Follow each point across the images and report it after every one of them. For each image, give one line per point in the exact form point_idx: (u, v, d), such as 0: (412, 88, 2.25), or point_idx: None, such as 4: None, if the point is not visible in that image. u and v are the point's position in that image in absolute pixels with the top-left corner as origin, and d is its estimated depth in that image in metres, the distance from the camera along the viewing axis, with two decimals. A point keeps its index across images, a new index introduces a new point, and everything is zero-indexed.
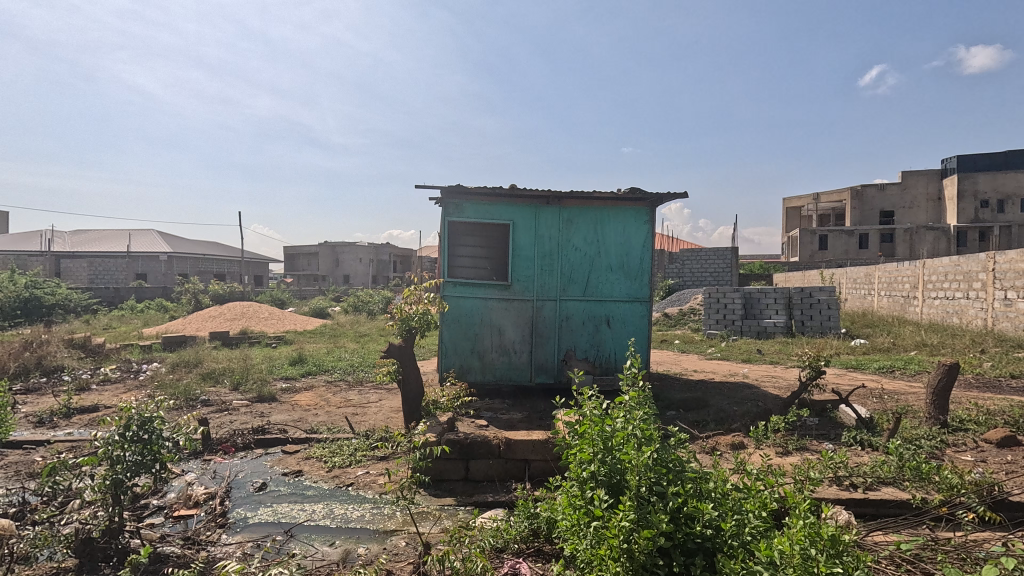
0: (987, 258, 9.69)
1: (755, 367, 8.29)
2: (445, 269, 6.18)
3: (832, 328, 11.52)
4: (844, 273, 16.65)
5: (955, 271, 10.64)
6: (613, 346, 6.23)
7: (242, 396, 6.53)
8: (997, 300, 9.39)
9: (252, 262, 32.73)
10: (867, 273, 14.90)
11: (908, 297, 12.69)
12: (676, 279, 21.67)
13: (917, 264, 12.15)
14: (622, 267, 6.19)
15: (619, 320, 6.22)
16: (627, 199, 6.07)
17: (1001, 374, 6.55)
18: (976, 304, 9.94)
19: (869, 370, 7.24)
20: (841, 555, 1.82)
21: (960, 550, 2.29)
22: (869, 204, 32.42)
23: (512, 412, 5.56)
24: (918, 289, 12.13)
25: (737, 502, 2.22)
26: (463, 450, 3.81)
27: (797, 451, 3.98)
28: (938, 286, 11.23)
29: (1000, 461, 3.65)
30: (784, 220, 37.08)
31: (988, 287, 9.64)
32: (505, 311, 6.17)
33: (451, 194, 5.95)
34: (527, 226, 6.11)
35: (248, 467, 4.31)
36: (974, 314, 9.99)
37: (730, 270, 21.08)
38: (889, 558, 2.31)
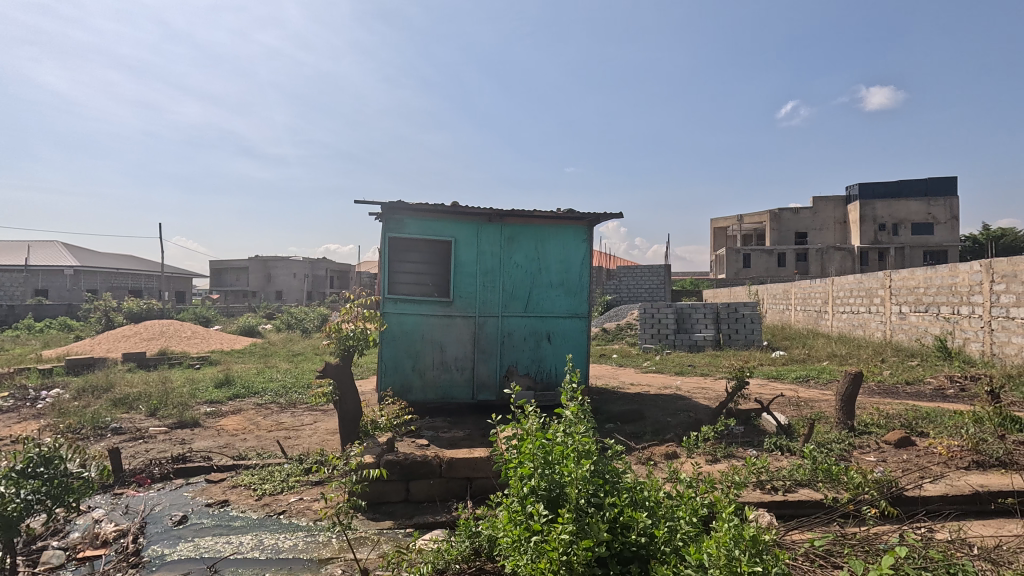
0: (884, 276, 10.77)
1: (688, 380, 8.69)
2: (386, 285, 6.07)
3: (756, 340, 12.31)
4: (766, 288, 17.91)
5: (859, 289, 11.74)
6: (554, 361, 6.34)
7: (160, 422, 6.04)
8: (893, 314, 10.42)
9: (173, 277, 30.53)
10: (785, 289, 16.13)
11: (819, 312, 13.84)
12: (614, 294, 22.41)
13: (827, 281, 13.29)
14: (562, 284, 6.35)
15: (560, 335, 6.35)
16: (566, 218, 6.26)
17: (898, 381, 7.28)
18: (877, 317, 11.00)
19: (788, 379, 7.80)
20: (760, 554, 1.95)
21: (864, 544, 2.52)
22: (785, 225, 35.29)
23: (454, 430, 5.51)
24: (828, 305, 13.26)
25: (670, 509, 2.32)
26: (403, 471, 3.73)
27: (724, 458, 4.21)
28: (845, 301, 12.34)
29: (898, 460, 4.06)
30: (711, 239, 39.66)
31: (885, 303, 10.70)
32: (447, 327, 6.13)
33: (392, 210, 5.88)
34: (469, 243, 6.14)
35: (166, 500, 3.99)
36: (875, 327, 11.04)
37: (663, 286, 22.18)
38: (805, 554, 2.49)
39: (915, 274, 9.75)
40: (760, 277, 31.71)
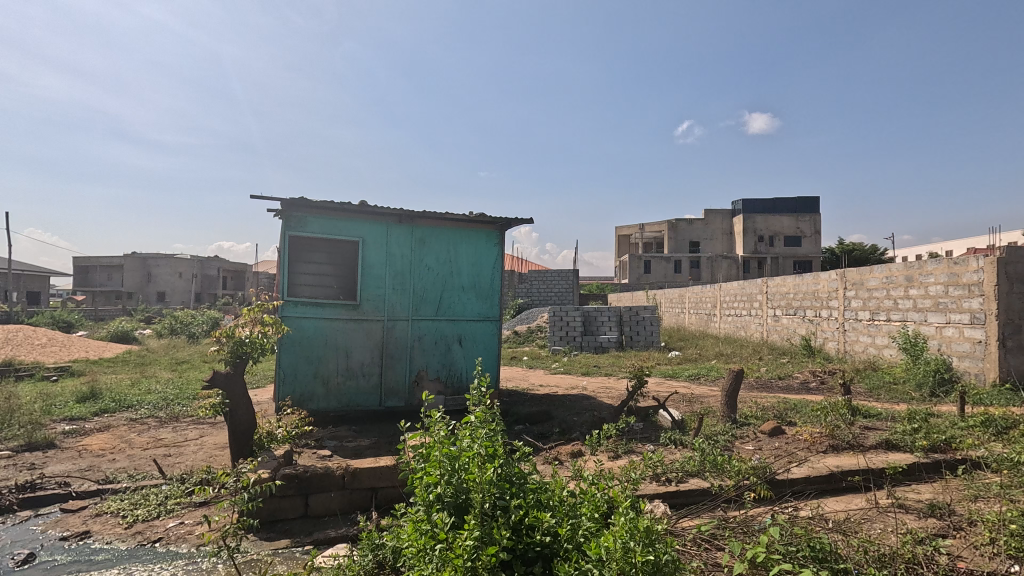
0: (762, 283, 12.03)
1: (593, 380, 9.09)
2: (285, 287, 5.69)
3: (654, 342, 13.18)
4: (663, 293, 19.27)
5: (742, 294, 13.02)
6: (464, 365, 6.32)
7: (2, 445, 5.15)
8: (769, 317, 11.68)
9: (24, 275, 26.30)
10: (680, 294, 17.47)
11: (709, 315, 15.15)
12: (526, 298, 22.86)
13: (715, 287, 14.58)
14: (473, 287, 6.35)
15: (471, 339, 6.34)
16: (478, 222, 6.28)
17: (772, 376, 8.16)
18: (756, 320, 12.26)
19: (682, 377, 8.43)
20: (652, 543, 2.07)
21: (742, 526, 2.78)
22: (680, 235, 38.27)
23: (360, 438, 5.29)
24: (716, 308, 14.56)
25: (573, 507, 2.39)
26: (302, 485, 3.51)
27: (625, 454, 4.45)
28: (730, 305, 13.62)
29: (771, 447, 4.54)
30: (616, 246, 41.94)
31: (763, 307, 11.96)
32: (353, 332, 5.88)
33: (293, 207, 5.53)
34: (377, 244, 5.94)
35: (7, 537, 3.40)
36: (754, 328, 12.30)
37: (572, 290, 23.04)
38: (692, 540, 2.69)
39: (787, 281, 10.98)
40: (659, 282, 34.08)
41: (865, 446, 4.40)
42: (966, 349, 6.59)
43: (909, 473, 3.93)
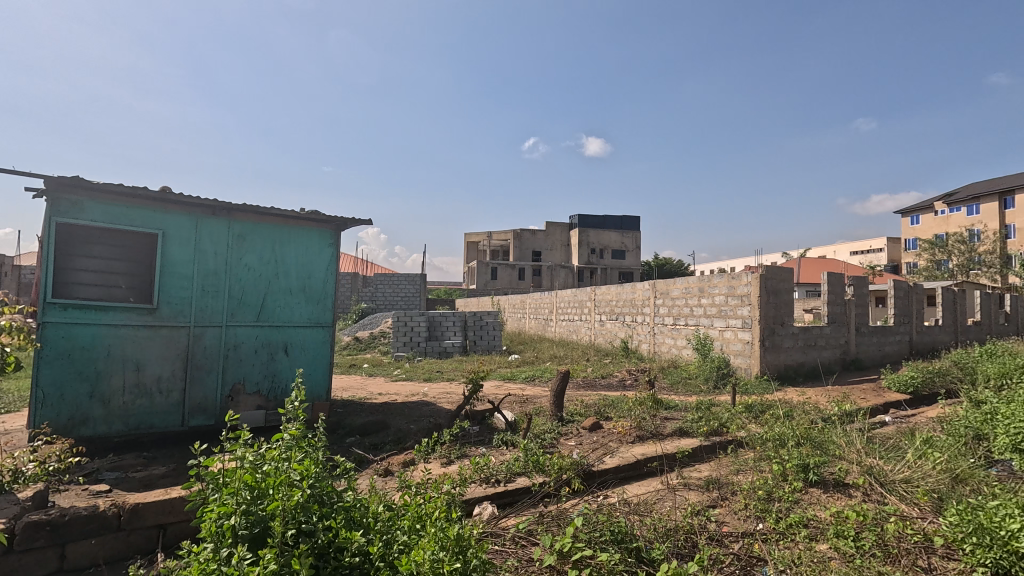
0: (591, 291, 13.26)
1: (434, 385, 9.04)
2: (49, 286, 4.60)
3: (496, 346, 13.66)
4: (507, 299, 20.14)
5: (574, 301, 14.21)
6: (291, 375, 5.77)
7: None
8: (596, 321, 12.92)
9: None
10: (522, 300, 18.46)
11: (546, 319, 16.23)
12: (370, 302, 21.92)
13: (552, 294, 15.69)
14: (303, 290, 5.84)
15: (299, 347, 5.82)
16: (310, 220, 5.82)
17: (596, 376, 9.01)
18: (585, 324, 13.47)
19: (519, 380, 8.84)
20: (464, 551, 2.09)
21: (556, 519, 2.98)
22: (524, 244, 40.52)
23: (151, 467, 4.48)
24: (553, 314, 15.67)
25: (389, 522, 2.31)
26: (55, 533, 2.83)
27: (458, 459, 4.49)
28: (564, 311, 14.77)
29: (589, 442, 4.97)
30: (464, 252, 42.73)
31: (591, 312, 13.19)
32: (148, 340, 4.98)
33: (63, 188, 4.50)
34: (183, 238, 5.13)
35: None
36: (584, 332, 13.51)
37: (418, 295, 22.80)
38: (511, 538, 2.80)
39: (610, 289, 12.24)
40: (504, 288, 35.65)
41: (663, 434, 5.08)
42: (738, 348, 8.07)
43: (693, 455, 4.64)
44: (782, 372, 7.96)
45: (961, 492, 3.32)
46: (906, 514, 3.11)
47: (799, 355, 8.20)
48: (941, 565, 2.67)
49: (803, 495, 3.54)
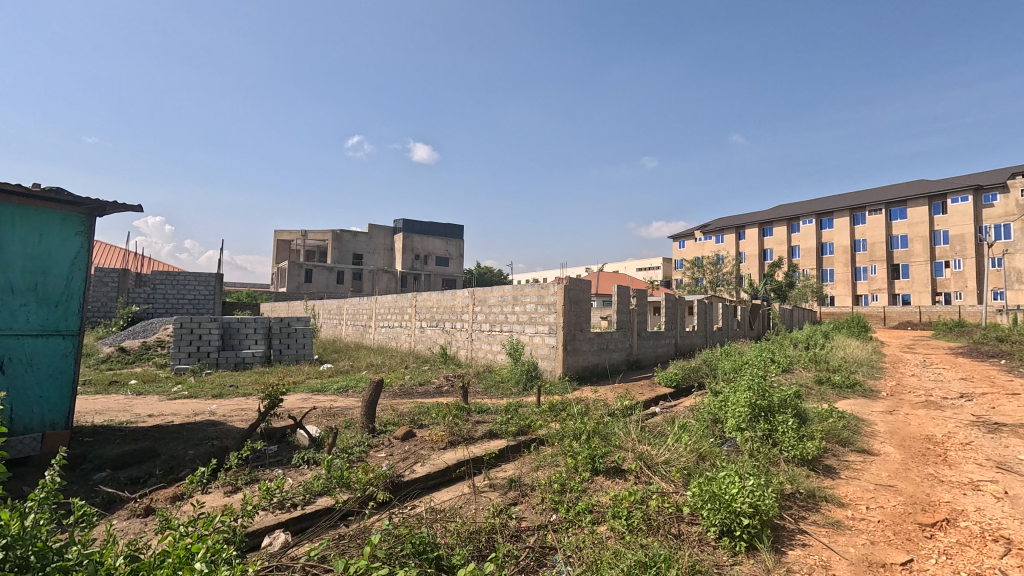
0: (411, 297, 13.10)
1: (225, 402, 7.85)
2: None
3: (306, 355, 12.52)
4: (321, 304, 18.77)
5: (394, 307, 13.87)
6: (7, 401, 4.38)
7: None
8: (416, 328, 12.78)
9: None
10: (338, 305, 17.43)
11: (364, 326, 15.54)
12: (144, 305, 18.19)
13: (371, 300, 15.09)
14: (31, 288, 4.52)
15: (23, 362, 4.47)
16: (46, 199, 4.56)
17: (413, 383, 8.86)
18: (405, 331, 13.25)
19: (329, 391, 8.19)
20: None
21: (356, 538, 2.81)
22: (344, 246, 38.41)
23: None
24: (371, 320, 15.07)
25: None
26: None
27: (246, 485, 3.93)
28: (384, 317, 14.32)
29: (401, 451, 4.80)
30: (274, 251, 38.72)
31: (411, 319, 13.02)
32: None
33: None
34: None
35: None
36: (403, 339, 13.27)
37: (212, 298, 19.80)
38: (302, 568, 2.55)
39: (431, 296, 12.21)
40: (320, 292, 33.70)
41: (474, 438, 5.20)
42: (545, 352, 8.78)
43: (501, 456, 4.84)
44: (580, 373, 8.89)
45: (703, 467, 4.08)
46: (665, 490, 3.70)
47: (594, 356, 9.27)
48: (687, 530, 3.22)
49: (590, 483, 3.95)
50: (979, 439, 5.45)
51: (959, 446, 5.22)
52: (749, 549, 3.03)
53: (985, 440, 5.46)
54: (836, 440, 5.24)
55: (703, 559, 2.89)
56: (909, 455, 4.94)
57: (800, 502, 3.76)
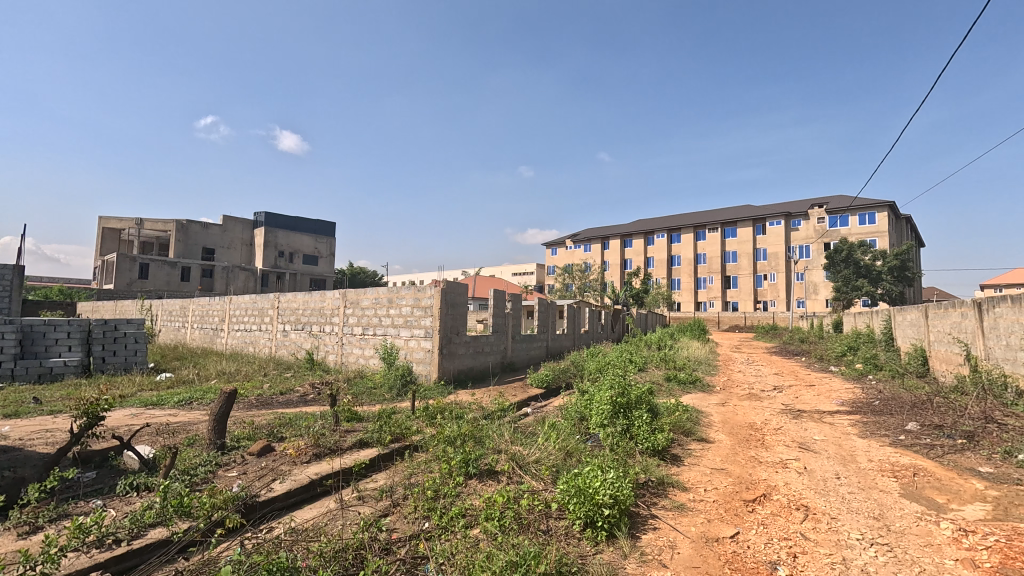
0: (273, 298, 12.00)
1: (23, 423, 6.41)
2: None
3: (138, 363, 10.78)
4: (160, 304, 16.40)
5: (252, 308, 12.60)
6: None
7: None
8: (278, 331, 11.73)
9: None
10: (182, 305, 15.37)
11: (215, 329, 13.89)
12: None
13: (224, 300, 13.52)
14: None
15: None
16: None
17: (274, 393, 8.09)
18: (265, 335, 12.10)
19: (168, 405, 7.12)
20: None
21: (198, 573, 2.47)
22: (192, 238, 34.05)
23: None
24: (224, 323, 13.52)
25: None
26: None
27: (51, 523, 3.23)
28: (239, 319, 12.94)
29: (256, 468, 4.33)
30: (99, 240, 32.93)
31: (272, 321, 11.92)
32: None
33: None
34: None
35: None
36: (263, 343, 12.11)
37: (7, 294, 16.16)
38: None
39: (296, 296, 11.28)
40: (159, 290, 29.66)
41: (342, 448, 4.89)
42: (421, 356, 8.63)
43: (371, 466, 4.63)
44: (456, 377, 8.89)
45: (570, 464, 4.32)
46: (535, 488, 3.83)
47: (469, 360, 9.33)
48: (556, 525, 3.37)
49: (463, 487, 3.95)
50: (785, 424, 6.54)
51: (772, 431, 6.21)
52: (609, 538, 3.27)
53: (791, 424, 6.57)
54: (681, 431, 5.90)
55: (569, 551, 3.04)
56: (737, 441, 5.74)
57: (651, 489, 4.15)
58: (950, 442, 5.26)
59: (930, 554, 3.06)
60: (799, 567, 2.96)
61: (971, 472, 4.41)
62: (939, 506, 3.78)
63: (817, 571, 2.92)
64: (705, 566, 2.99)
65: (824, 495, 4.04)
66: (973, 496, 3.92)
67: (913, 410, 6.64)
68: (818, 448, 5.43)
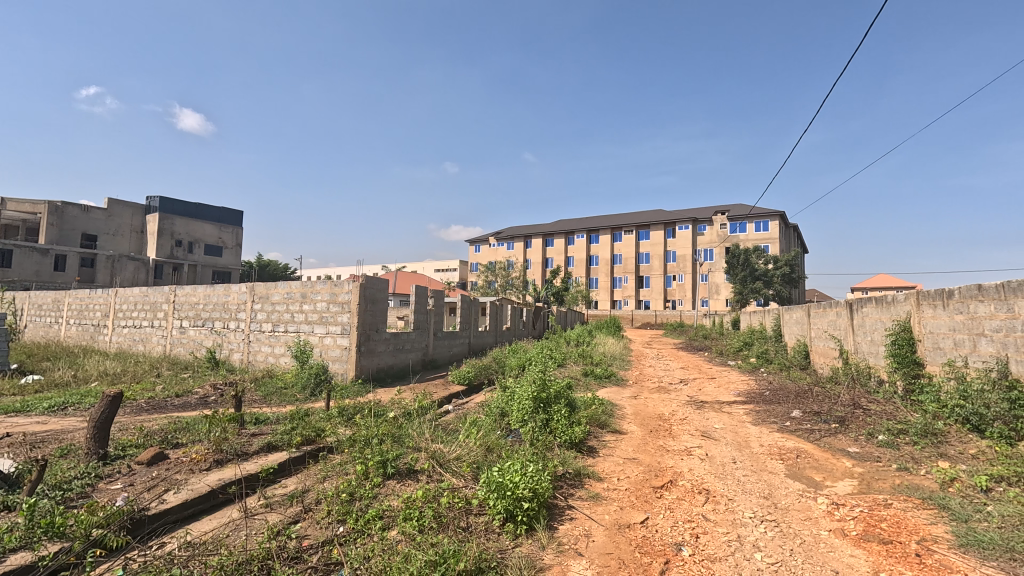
0: (168, 291, 10.92)
1: None
2: None
3: None
4: (27, 297, 14.36)
5: (143, 302, 11.37)
6: None
7: None
8: (174, 328, 10.70)
9: None
10: (55, 299, 13.55)
11: (97, 326, 12.41)
12: None
13: (109, 293, 12.11)
14: None
15: None
16: None
17: (168, 395, 7.37)
18: (158, 332, 10.99)
19: (36, 411, 6.24)
20: None
21: None
22: (69, 223, 30.17)
23: None
24: (108, 318, 12.11)
25: None
26: None
27: None
28: (127, 315, 11.64)
29: (146, 479, 3.90)
30: None
31: (168, 317, 10.85)
32: None
33: None
34: None
35: None
36: (155, 341, 10.99)
37: None
38: None
39: (196, 290, 10.33)
40: (25, 281, 25.98)
41: (247, 454, 4.55)
42: (337, 354, 8.27)
43: (280, 470, 4.35)
44: (375, 375, 8.61)
45: (490, 459, 4.34)
46: (455, 486, 3.80)
47: (389, 358, 9.07)
48: (475, 522, 3.36)
49: (381, 488, 3.83)
50: (690, 414, 7.04)
51: (678, 421, 6.65)
52: (528, 530, 3.32)
53: (694, 414, 7.08)
54: (597, 424, 6.15)
55: (489, 546, 3.06)
56: (647, 431, 6.09)
57: (568, 481, 4.28)
58: (825, 426, 5.94)
59: (809, 527, 3.43)
60: (701, 547, 3.19)
61: (842, 452, 5.00)
62: (817, 483, 4.26)
63: (716, 549, 3.17)
64: (617, 551, 3.14)
65: (723, 479, 4.40)
66: (843, 473, 4.46)
67: (797, 399, 7.41)
68: (718, 435, 5.89)
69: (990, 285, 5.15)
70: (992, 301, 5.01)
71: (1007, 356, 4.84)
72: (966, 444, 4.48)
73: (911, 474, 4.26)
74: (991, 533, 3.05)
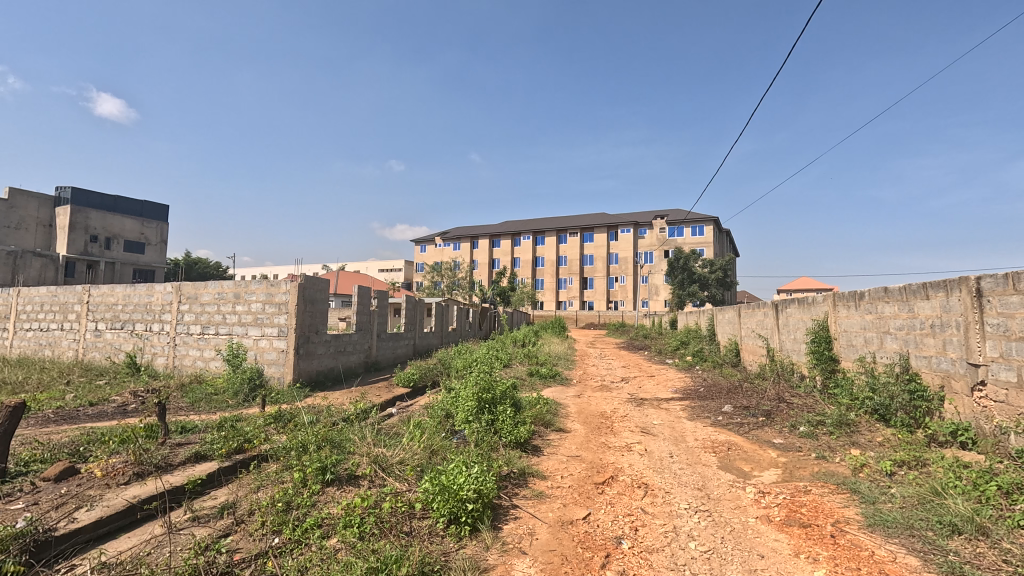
0: (82, 291, 10.02)
1: None
2: None
3: None
4: None
5: (51, 303, 10.36)
6: None
7: None
8: (88, 331, 9.83)
9: None
10: None
11: None
12: None
13: (10, 292, 10.95)
14: None
15: None
16: None
17: (80, 404, 6.76)
18: (69, 335, 10.05)
19: None
20: None
21: None
22: None
23: None
24: (9, 320, 10.96)
25: None
26: None
27: None
28: (32, 316, 10.57)
29: (53, 497, 3.54)
30: None
31: (81, 319, 9.95)
32: None
33: None
34: None
35: None
36: (66, 345, 10.05)
37: None
38: None
39: (114, 290, 9.54)
40: None
41: (171, 465, 4.24)
42: (273, 357, 7.89)
43: (208, 482, 4.09)
44: (314, 379, 8.29)
45: (434, 462, 4.29)
46: (398, 490, 3.73)
47: (329, 361, 8.77)
48: (419, 526, 3.31)
49: (320, 496, 3.71)
50: (631, 411, 7.28)
51: (619, 418, 6.85)
52: (472, 531, 3.32)
53: (635, 411, 7.32)
54: (541, 423, 6.22)
55: (432, 550, 3.02)
56: (590, 429, 6.23)
57: (513, 480, 4.31)
58: (754, 419, 6.32)
59: (738, 515, 3.65)
60: (640, 539, 3.31)
61: (768, 444, 5.35)
62: (746, 474, 4.53)
63: (654, 540, 3.29)
64: (560, 548, 3.19)
65: (660, 473, 4.58)
66: (768, 463, 4.77)
67: (729, 394, 7.84)
68: (656, 431, 6.13)
69: (894, 287, 5.65)
70: (896, 301, 5.51)
71: (908, 352, 5.33)
72: (874, 433, 4.91)
73: (827, 462, 4.61)
74: (894, 513, 3.36)
